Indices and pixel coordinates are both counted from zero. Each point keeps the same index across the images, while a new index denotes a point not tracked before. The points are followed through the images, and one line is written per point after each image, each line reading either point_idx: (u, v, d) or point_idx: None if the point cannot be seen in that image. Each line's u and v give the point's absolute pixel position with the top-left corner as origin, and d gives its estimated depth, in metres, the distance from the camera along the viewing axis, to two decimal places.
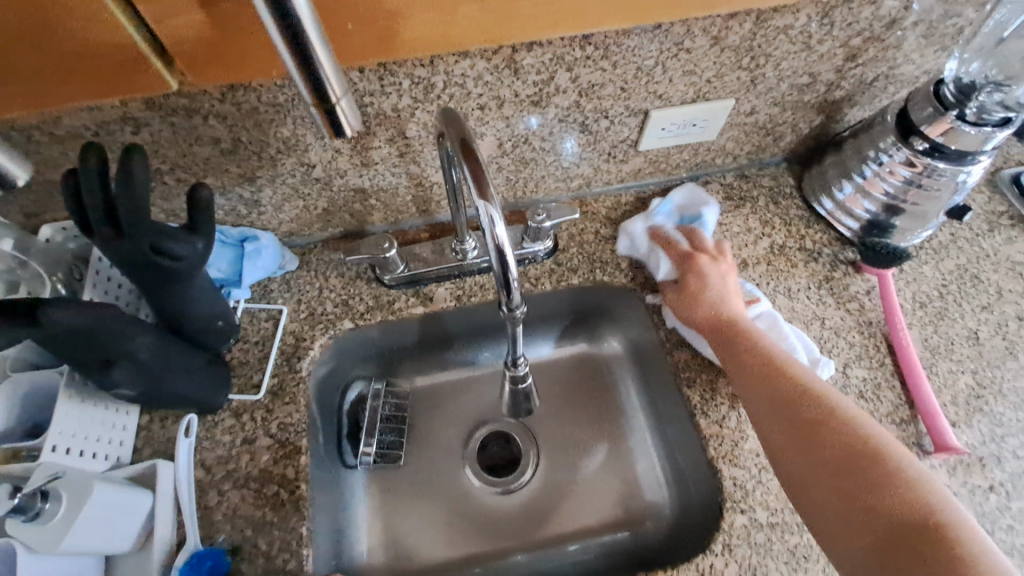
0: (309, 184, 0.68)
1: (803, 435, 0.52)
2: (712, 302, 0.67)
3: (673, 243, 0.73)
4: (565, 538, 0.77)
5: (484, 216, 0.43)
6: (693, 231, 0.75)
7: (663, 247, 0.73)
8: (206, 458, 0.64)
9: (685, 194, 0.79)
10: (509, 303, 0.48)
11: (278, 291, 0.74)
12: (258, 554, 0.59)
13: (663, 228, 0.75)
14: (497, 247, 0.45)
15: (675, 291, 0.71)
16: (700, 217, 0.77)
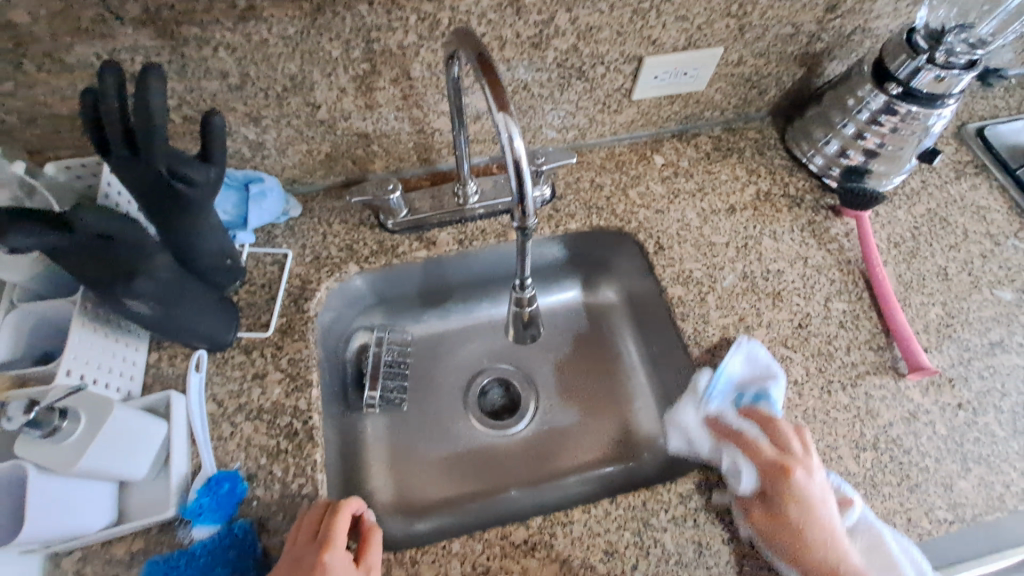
0: (314, 126, 0.69)
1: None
2: (816, 539, 0.55)
3: (745, 436, 0.61)
4: (565, 474, 0.80)
5: (503, 130, 0.45)
6: (769, 419, 0.62)
7: (739, 447, 0.61)
8: (218, 392, 0.65)
9: (742, 371, 0.67)
10: (522, 218, 0.50)
11: (283, 237, 0.76)
12: (274, 480, 0.60)
13: (722, 415, 0.64)
14: (515, 161, 0.46)
15: (766, 510, 0.57)
16: (766, 393, 0.64)
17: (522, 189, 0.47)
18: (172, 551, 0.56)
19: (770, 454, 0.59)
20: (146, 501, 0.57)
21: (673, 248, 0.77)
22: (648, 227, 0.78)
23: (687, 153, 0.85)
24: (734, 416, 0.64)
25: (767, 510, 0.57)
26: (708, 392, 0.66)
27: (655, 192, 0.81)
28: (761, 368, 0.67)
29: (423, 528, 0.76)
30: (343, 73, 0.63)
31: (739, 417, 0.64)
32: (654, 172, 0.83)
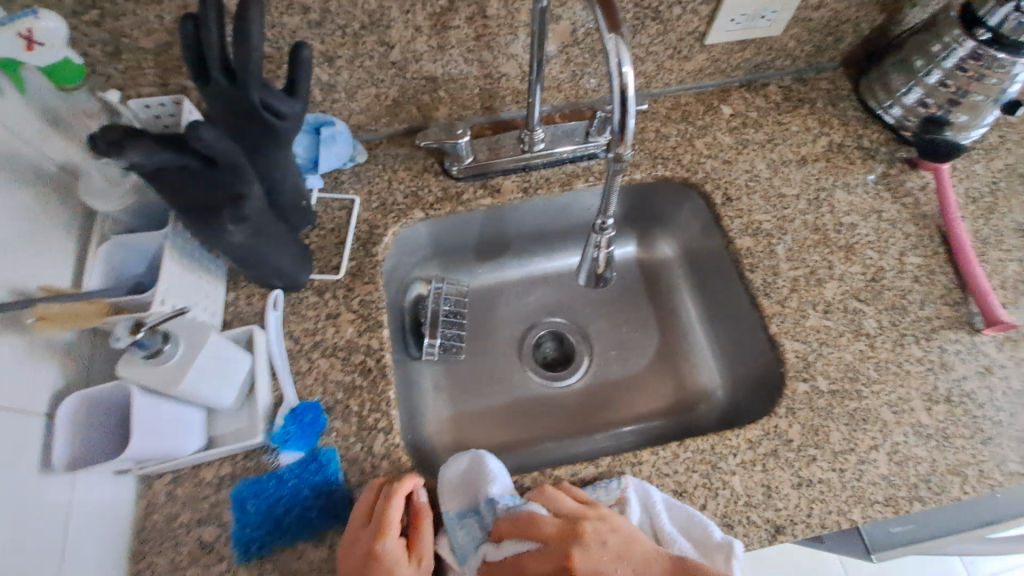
0: (385, 68, 0.69)
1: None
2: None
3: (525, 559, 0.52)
4: (620, 424, 0.82)
5: (613, 55, 0.44)
6: (524, 521, 0.53)
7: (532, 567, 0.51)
8: (294, 330, 0.67)
9: (455, 478, 0.58)
10: (618, 152, 0.49)
11: (349, 183, 0.76)
12: (351, 414, 0.62)
13: (488, 551, 0.53)
14: (620, 91, 0.45)
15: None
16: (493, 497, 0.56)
17: (625, 119, 0.46)
18: (260, 475, 0.59)
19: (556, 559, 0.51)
20: (232, 430, 0.60)
21: (742, 200, 0.75)
22: (715, 178, 0.77)
23: (756, 103, 0.83)
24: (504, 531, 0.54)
25: None
26: (452, 528, 0.55)
27: (722, 142, 0.79)
28: (467, 463, 0.59)
29: None
30: (419, 10, 0.63)
31: (499, 540, 0.53)
32: (721, 123, 0.81)
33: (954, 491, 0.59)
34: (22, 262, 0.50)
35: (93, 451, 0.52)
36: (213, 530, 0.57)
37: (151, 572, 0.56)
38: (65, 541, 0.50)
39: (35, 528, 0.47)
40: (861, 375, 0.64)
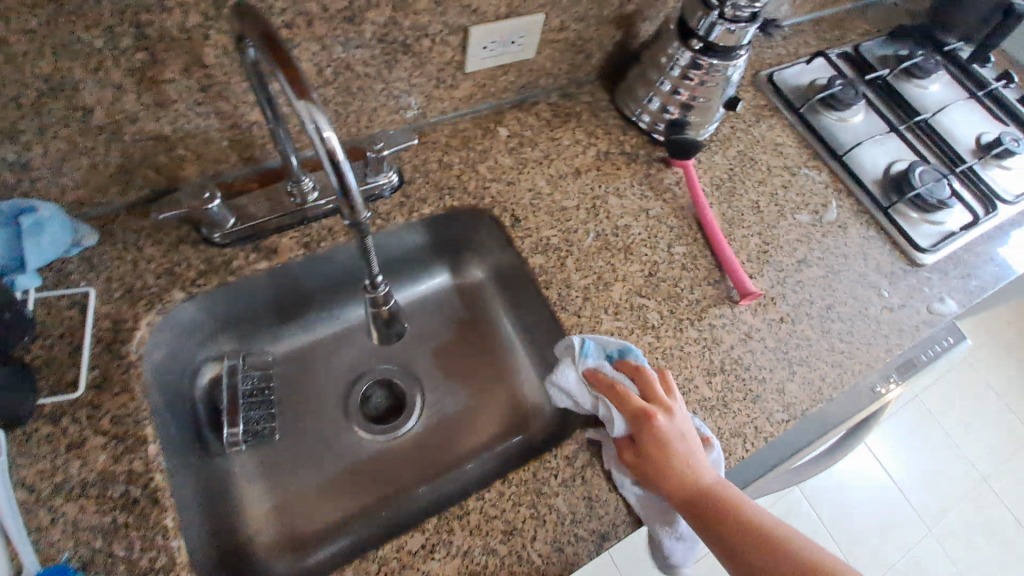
0: (90, 134, 0.58)
1: (717, 522, 0.55)
2: (677, 466, 0.58)
3: (619, 389, 0.63)
4: (462, 460, 0.79)
5: (308, 120, 0.40)
6: (637, 369, 0.65)
7: (613, 399, 0.62)
8: (23, 476, 0.53)
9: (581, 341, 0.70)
10: (354, 213, 0.46)
11: (79, 273, 0.63)
12: (117, 561, 0.51)
13: (600, 369, 0.65)
14: (329, 152, 0.42)
15: (634, 452, 0.60)
16: (629, 348, 0.66)
17: (343, 177, 0.43)
18: None
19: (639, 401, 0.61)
20: None
21: (529, 219, 0.77)
22: (501, 201, 0.78)
23: (529, 121, 0.86)
24: (610, 371, 0.65)
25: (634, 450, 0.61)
26: (586, 356, 0.66)
27: (503, 165, 0.81)
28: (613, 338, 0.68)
29: (317, 557, 0.70)
30: (113, 66, 0.53)
31: (613, 372, 0.65)
32: (499, 145, 0.83)
33: (738, 451, 0.67)
34: None
35: None
36: None
37: None
38: None
39: None
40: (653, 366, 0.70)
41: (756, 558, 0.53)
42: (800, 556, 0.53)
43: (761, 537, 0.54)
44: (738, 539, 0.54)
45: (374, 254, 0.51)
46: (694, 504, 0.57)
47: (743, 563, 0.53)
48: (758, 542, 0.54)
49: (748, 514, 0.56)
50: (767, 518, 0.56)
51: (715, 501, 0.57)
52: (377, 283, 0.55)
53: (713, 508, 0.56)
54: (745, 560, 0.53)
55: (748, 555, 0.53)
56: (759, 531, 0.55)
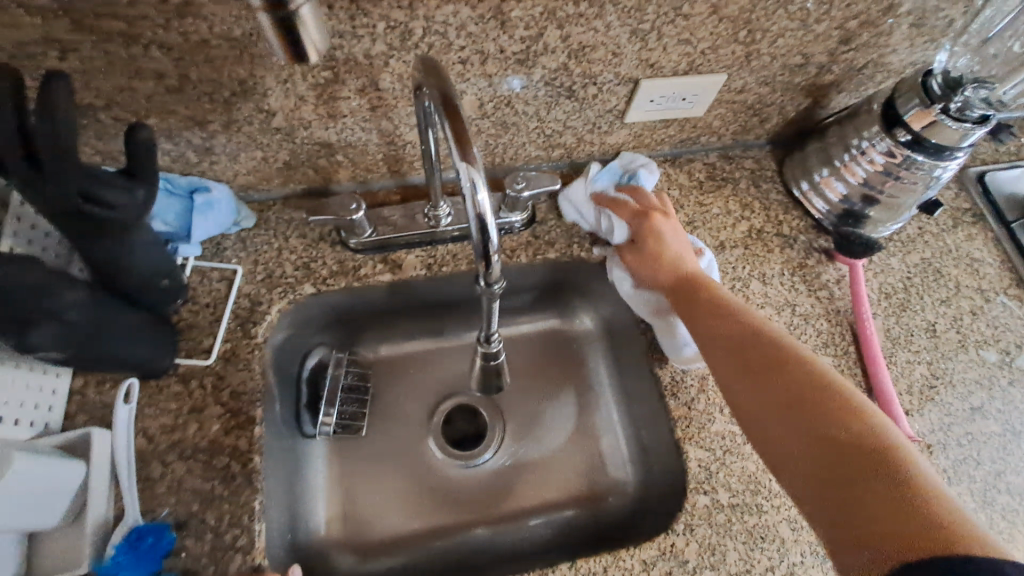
0: (268, 133, 0.62)
1: (745, 352, 0.55)
2: (669, 257, 0.67)
3: (619, 197, 0.71)
4: (529, 511, 0.77)
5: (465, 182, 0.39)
6: (636, 189, 0.72)
7: (612, 209, 0.71)
8: (150, 426, 0.59)
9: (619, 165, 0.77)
10: (488, 278, 0.45)
11: (232, 250, 0.69)
12: (206, 530, 0.55)
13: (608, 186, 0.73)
14: (479, 219, 0.41)
15: (636, 252, 0.69)
16: (640, 175, 0.73)
17: (487, 247, 0.42)
18: None
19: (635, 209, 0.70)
20: (57, 554, 0.51)
21: None
22: None
23: (680, 180, 0.80)
24: (613, 190, 0.73)
25: (633, 251, 0.70)
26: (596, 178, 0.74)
27: None
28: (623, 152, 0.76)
29: (373, 566, 0.72)
30: (301, 79, 0.56)
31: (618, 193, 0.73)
32: None
33: None
34: None
35: None
36: None
37: None
38: None
39: None
40: (763, 488, 0.62)
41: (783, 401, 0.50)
42: (830, 393, 0.49)
43: (800, 381, 0.50)
44: (773, 380, 0.52)
45: (496, 315, 0.50)
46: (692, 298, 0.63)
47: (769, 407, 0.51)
48: (791, 380, 0.51)
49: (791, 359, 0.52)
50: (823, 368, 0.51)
51: (753, 335, 0.56)
52: (492, 340, 0.54)
53: (753, 349, 0.55)
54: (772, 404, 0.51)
55: (774, 390, 0.51)
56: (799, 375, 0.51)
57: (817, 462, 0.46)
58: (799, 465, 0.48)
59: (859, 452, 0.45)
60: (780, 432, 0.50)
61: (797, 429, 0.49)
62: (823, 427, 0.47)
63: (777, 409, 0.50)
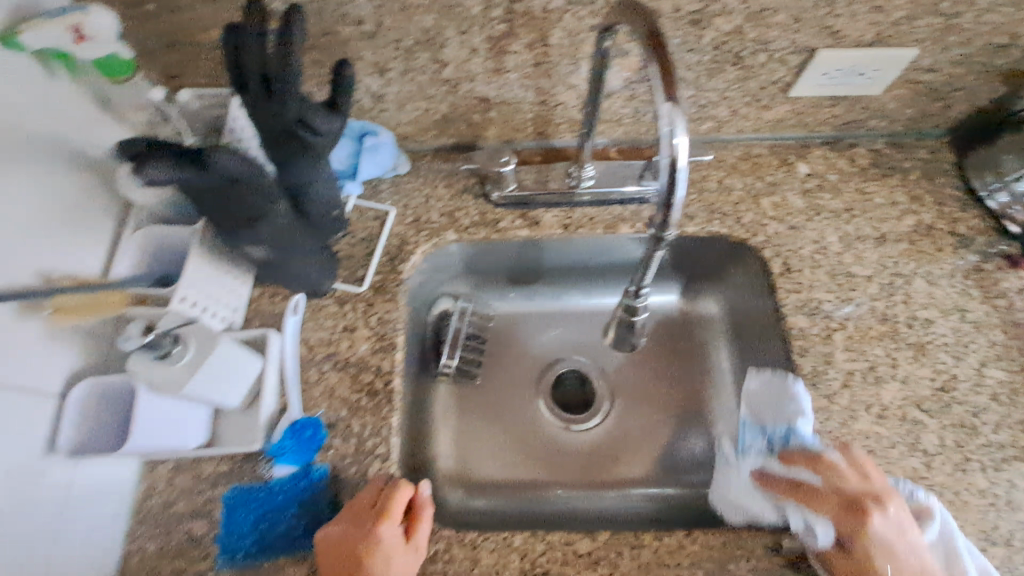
0: (436, 85, 0.66)
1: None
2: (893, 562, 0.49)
3: (803, 487, 0.55)
4: (632, 482, 0.77)
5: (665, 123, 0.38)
6: (816, 458, 0.56)
7: (795, 496, 0.55)
8: (310, 337, 0.67)
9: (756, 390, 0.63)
10: (662, 227, 0.43)
11: (387, 193, 0.75)
12: (351, 434, 0.62)
13: (772, 467, 0.59)
14: (669, 164, 0.39)
15: (845, 556, 0.52)
16: (797, 428, 0.58)
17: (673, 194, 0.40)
18: (254, 482, 0.59)
19: (837, 499, 0.52)
20: (236, 431, 0.60)
21: (803, 273, 0.68)
22: (778, 244, 0.70)
23: (839, 165, 0.75)
24: (781, 468, 0.58)
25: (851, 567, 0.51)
26: (742, 447, 0.62)
27: (793, 205, 0.72)
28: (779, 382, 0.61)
29: (479, 504, 0.76)
30: (478, 31, 0.58)
31: (788, 467, 0.57)
32: (795, 182, 0.73)
33: None
34: (51, 252, 0.50)
35: (98, 435, 0.53)
36: (201, 525, 0.58)
37: (140, 554, 0.57)
38: (56, 523, 0.51)
39: (20, 522, 0.47)
40: None
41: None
42: None
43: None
44: None
45: (657, 266, 0.50)
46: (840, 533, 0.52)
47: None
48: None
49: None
50: None
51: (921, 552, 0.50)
52: (642, 292, 0.54)
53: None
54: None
55: None
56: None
57: None
58: None
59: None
60: None
61: None
62: None
63: None
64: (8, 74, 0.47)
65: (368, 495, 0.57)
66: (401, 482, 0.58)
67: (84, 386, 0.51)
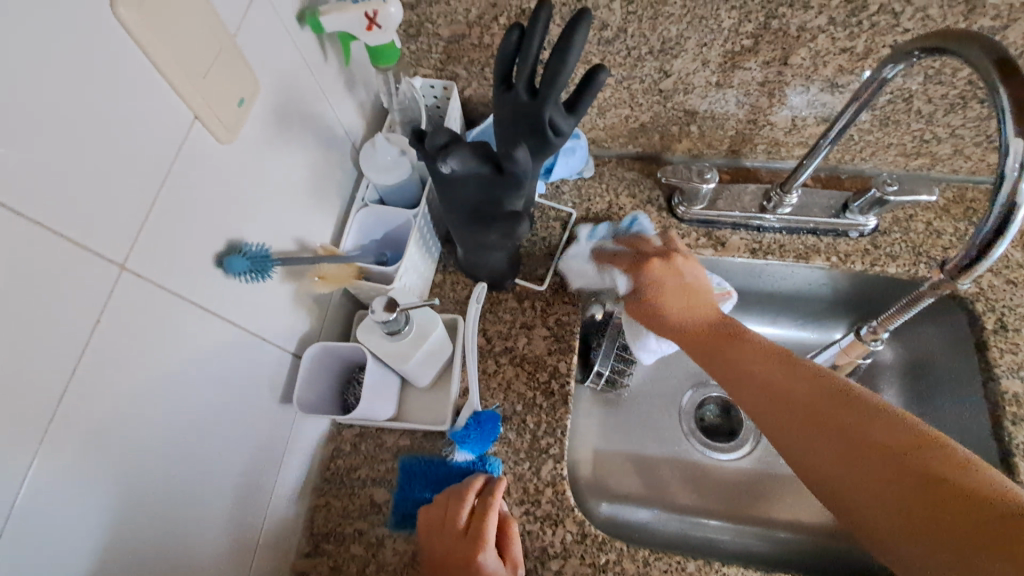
0: (649, 94, 0.66)
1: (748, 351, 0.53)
2: (670, 287, 0.62)
3: (619, 261, 0.66)
4: (779, 524, 0.73)
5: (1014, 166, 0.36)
6: (637, 238, 0.67)
7: (618, 266, 0.66)
8: (489, 328, 0.68)
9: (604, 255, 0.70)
10: (961, 270, 0.43)
11: (569, 194, 0.75)
12: (525, 430, 0.62)
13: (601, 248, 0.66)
14: (1004, 210, 0.38)
15: (636, 306, 0.64)
16: (636, 219, 0.69)
17: (995, 245, 0.40)
18: (433, 455, 0.61)
19: (626, 261, 0.66)
20: (423, 409, 0.62)
21: (1021, 334, 0.63)
22: (992, 297, 0.65)
23: None
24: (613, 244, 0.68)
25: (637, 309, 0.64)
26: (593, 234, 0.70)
27: (1012, 258, 0.66)
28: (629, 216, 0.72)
29: (622, 519, 0.73)
30: (716, 46, 0.58)
31: (620, 246, 0.67)
32: (1015, 234, 0.68)
33: None
34: (304, 217, 0.55)
35: (318, 395, 0.56)
36: (381, 494, 0.60)
37: (325, 512, 0.60)
38: (278, 465, 0.55)
39: (259, 458, 0.52)
40: None
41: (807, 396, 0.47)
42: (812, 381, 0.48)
43: (828, 401, 0.46)
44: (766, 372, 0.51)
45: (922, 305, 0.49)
46: (681, 339, 0.59)
47: (792, 405, 0.47)
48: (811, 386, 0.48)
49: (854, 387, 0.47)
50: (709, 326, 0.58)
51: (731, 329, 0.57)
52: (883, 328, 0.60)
53: (738, 344, 0.55)
54: (799, 402, 0.47)
55: (802, 377, 0.49)
56: (823, 381, 0.48)
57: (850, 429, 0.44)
58: (816, 442, 0.45)
59: (940, 472, 0.38)
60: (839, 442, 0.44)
61: (807, 416, 0.46)
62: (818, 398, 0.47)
63: (781, 389, 0.49)
64: (304, 50, 0.51)
65: (422, 524, 0.54)
66: (455, 503, 0.54)
67: (313, 350, 0.54)
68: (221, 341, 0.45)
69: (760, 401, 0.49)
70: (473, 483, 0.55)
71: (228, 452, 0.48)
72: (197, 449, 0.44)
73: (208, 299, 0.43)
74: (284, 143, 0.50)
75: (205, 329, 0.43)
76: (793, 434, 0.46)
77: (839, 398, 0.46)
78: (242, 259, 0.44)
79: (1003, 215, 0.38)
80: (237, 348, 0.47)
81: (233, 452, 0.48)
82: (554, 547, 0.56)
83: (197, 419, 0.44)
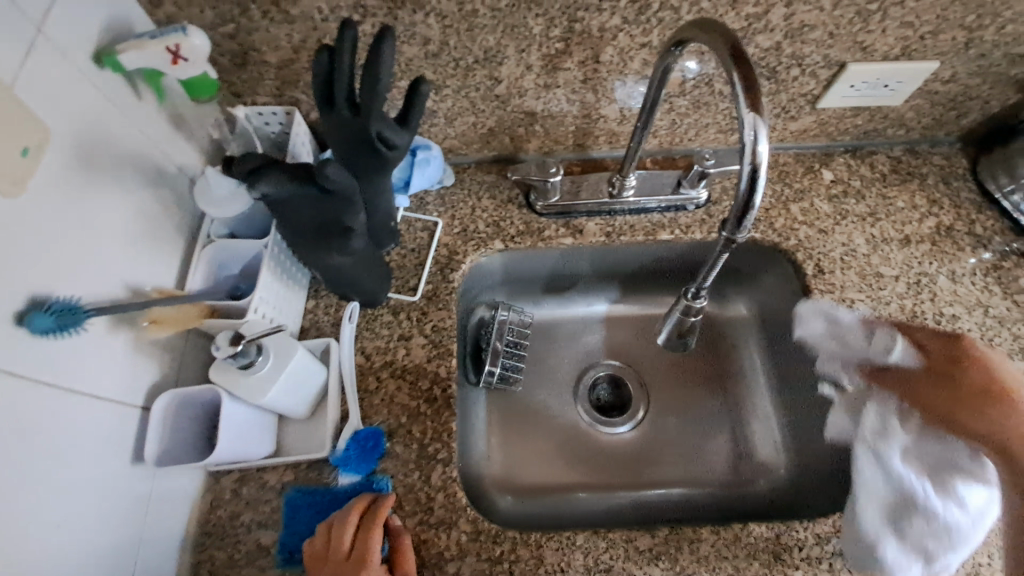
0: (488, 100, 0.69)
1: (997, 388, 0.54)
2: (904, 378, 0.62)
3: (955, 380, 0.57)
4: (673, 484, 0.78)
5: (750, 131, 0.42)
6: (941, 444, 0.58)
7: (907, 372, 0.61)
8: (366, 346, 0.67)
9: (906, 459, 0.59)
10: (735, 228, 0.46)
11: (433, 204, 0.77)
12: (411, 441, 0.62)
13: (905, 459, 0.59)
14: (753, 167, 0.43)
15: (940, 382, 0.58)
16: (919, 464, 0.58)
17: (753, 195, 0.44)
18: (317, 487, 0.59)
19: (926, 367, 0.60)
20: (302, 441, 0.61)
21: (835, 275, 0.72)
22: (809, 246, 0.73)
23: (861, 172, 0.78)
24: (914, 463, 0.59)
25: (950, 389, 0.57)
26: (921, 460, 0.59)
27: (821, 210, 0.76)
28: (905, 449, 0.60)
29: (529, 510, 0.76)
30: (534, 50, 0.62)
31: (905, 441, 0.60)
32: (821, 188, 0.77)
33: None
34: (133, 263, 0.52)
35: (178, 445, 0.54)
36: (269, 535, 0.58)
37: (209, 567, 0.57)
38: (138, 527, 0.52)
39: (109, 525, 0.49)
40: None
41: (992, 398, 0.54)
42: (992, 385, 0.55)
43: (988, 399, 0.54)
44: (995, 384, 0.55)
45: (720, 267, 0.52)
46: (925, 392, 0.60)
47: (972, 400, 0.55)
48: (976, 387, 0.55)
49: (980, 365, 0.56)
50: (982, 356, 0.56)
51: (953, 355, 0.58)
52: (701, 294, 0.57)
53: (957, 366, 0.57)
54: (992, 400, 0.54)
55: (963, 382, 0.56)
56: (978, 378, 0.55)
57: (1014, 436, 0.52)
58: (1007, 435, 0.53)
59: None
60: (1014, 426, 0.52)
61: (995, 419, 0.54)
62: (979, 399, 0.55)
63: (975, 402, 0.55)
64: (105, 91, 0.49)
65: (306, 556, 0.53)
66: (339, 528, 0.53)
67: (163, 398, 0.52)
68: (38, 406, 0.42)
69: (994, 403, 0.54)
70: (357, 506, 0.55)
71: (64, 526, 0.44)
72: (20, 526, 0.40)
73: (9, 364, 0.40)
74: (94, 188, 0.48)
75: (11, 397, 0.40)
76: (1006, 436, 0.53)
77: (998, 393, 0.54)
78: (44, 315, 0.41)
79: (750, 162, 0.43)
80: (57, 412, 0.44)
81: (72, 523, 0.45)
82: (451, 549, 0.57)
83: (15, 495, 0.40)
